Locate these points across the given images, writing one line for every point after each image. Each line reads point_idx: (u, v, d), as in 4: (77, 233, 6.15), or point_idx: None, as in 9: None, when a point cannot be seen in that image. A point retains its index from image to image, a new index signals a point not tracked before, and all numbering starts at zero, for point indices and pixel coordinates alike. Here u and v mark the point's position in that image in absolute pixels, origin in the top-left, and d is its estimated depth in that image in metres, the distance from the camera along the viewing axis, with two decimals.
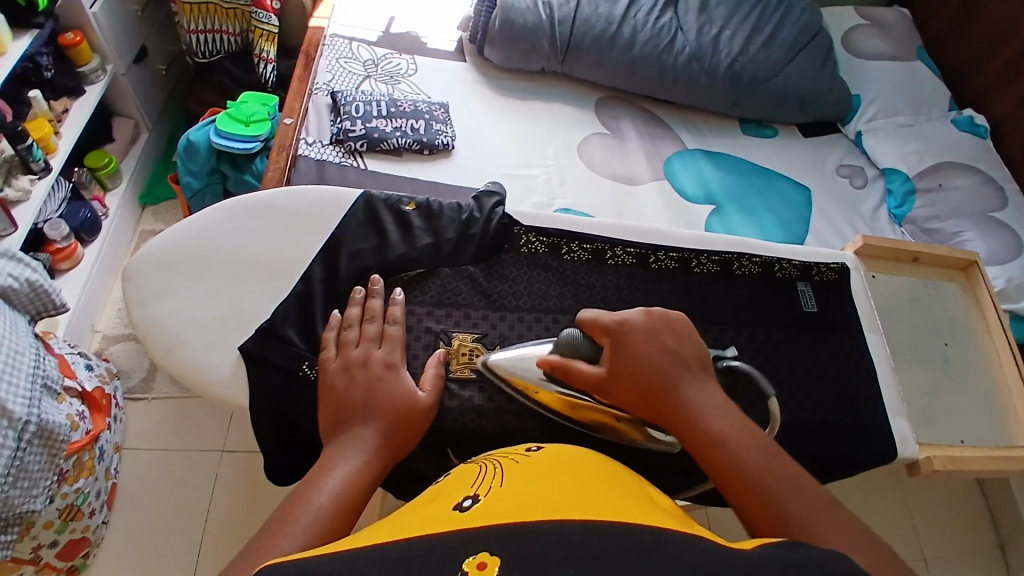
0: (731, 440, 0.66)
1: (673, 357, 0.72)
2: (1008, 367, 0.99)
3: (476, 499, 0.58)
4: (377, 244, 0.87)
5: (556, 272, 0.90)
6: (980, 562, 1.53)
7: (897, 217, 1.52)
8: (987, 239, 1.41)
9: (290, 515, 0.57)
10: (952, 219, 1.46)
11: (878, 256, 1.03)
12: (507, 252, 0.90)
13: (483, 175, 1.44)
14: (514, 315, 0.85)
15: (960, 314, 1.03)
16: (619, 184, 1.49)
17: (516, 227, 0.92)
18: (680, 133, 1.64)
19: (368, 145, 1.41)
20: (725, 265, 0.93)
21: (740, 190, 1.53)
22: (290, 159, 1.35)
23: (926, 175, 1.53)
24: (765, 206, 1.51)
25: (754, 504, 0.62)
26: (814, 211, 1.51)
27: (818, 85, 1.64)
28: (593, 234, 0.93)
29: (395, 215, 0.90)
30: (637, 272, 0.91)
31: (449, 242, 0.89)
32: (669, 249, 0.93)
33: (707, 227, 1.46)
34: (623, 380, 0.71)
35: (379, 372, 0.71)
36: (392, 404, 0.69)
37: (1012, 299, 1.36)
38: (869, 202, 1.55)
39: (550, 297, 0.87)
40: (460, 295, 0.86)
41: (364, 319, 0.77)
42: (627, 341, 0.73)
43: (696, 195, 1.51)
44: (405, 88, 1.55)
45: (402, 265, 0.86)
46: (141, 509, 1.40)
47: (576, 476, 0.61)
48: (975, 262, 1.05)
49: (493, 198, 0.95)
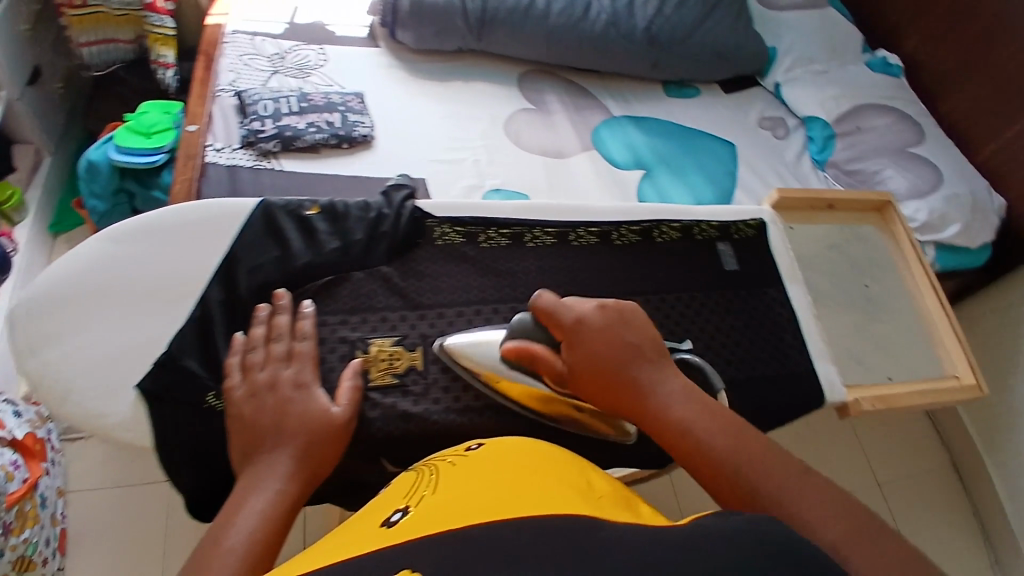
0: (696, 428, 0.65)
1: (627, 353, 0.70)
2: (932, 300, 1.03)
3: (404, 512, 0.56)
4: (280, 254, 0.82)
5: (473, 261, 0.87)
6: (932, 480, 1.61)
7: (819, 162, 1.55)
8: (906, 175, 1.44)
9: (201, 562, 0.54)
10: (871, 158, 1.49)
11: (796, 207, 1.04)
12: (421, 247, 0.87)
13: (407, 165, 1.39)
14: (433, 313, 0.83)
15: (878, 254, 1.05)
16: (548, 158, 1.48)
17: (428, 220, 0.89)
18: (604, 101, 1.63)
19: (281, 145, 1.33)
20: (645, 234, 0.93)
21: (671, 151, 1.54)
22: (198, 169, 1.28)
23: (847, 119, 1.56)
24: (693, 164, 1.53)
25: (726, 486, 0.63)
26: (740, 164, 1.54)
27: (735, 39, 1.64)
28: (510, 218, 0.91)
29: (298, 222, 0.85)
30: (557, 251, 0.90)
31: (358, 244, 0.85)
32: (588, 225, 0.93)
33: (638, 192, 1.46)
34: (582, 376, 0.70)
35: (287, 394, 0.68)
36: (304, 426, 0.66)
37: (935, 230, 1.38)
38: (791, 149, 1.58)
39: (470, 289, 0.85)
40: (375, 299, 0.82)
41: (270, 340, 0.74)
42: (584, 338, 0.71)
43: (626, 162, 1.51)
44: (316, 79, 1.48)
45: (308, 274, 0.81)
46: (101, 549, 1.34)
47: (510, 470, 0.60)
48: (889, 202, 1.08)
49: (403, 191, 0.91)
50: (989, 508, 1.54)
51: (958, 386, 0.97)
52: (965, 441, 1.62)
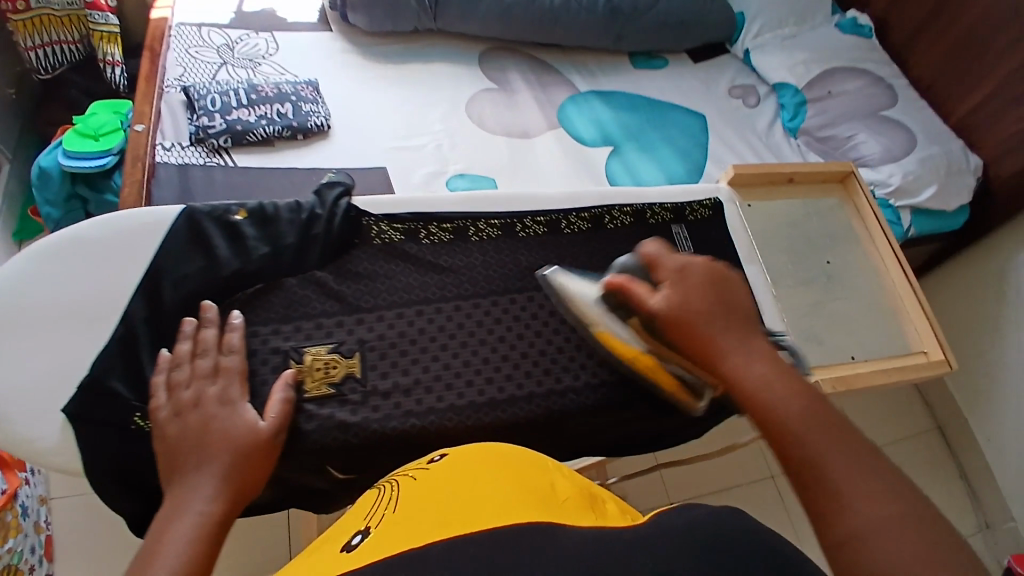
0: (774, 385, 0.58)
1: (723, 307, 0.66)
2: (898, 274, 0.99)
3: (365, 534, 0.53)
4: (209, 264, 0.78)
5: (416, 259, 0.84)
6: (919, 443, 1.60)
7: (792, 130, 1.50)
8: (879, 139, 1.39)
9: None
10: (843, 124, 1.44)
11: (754, 183, 1.01)
12: (358, 247, 0.83)
13: (366, 153, 1.34)
14: (372, 316, 0.80)
15: (840, 228, 1.02)
16: (513, 140, 1.44)
17: (364, 218, 0.85)
18: (570, 76, 1.58)
19: (232, 140, 1.29)
20: (596, 220, 0.91)
21: (637, 126, 1.50)
22: (148, 171, 1.19)
23: (814, 86, 1.50)
24: (663, 138, 1.49)
25: (786, 446, 0.54)
26: (710, 135, 1.50)
27: (699, 7, 1.59)
28: (451, 212, 0.88)
29: (224, 230, 0.81)
30: (503, 243, 0.87)
31: (290, 248, 0.81)
32: (535, 214, 0.90)
33: (606, 170, 1.43)
34: (672, 314, 0.66)
35: (209, 410, 0.65)
36: (230, 442, 0.63)
37: (910, 195, 1.33)
38: (762, 118, 1.54)
39: (413, 288, 0.82)
40: (311, 304, 0.79)
41: (195, 355, 0.70)
42: (685, 283, 0.68)
43: (594, 139, 1.47)
44: (268, 70, 1.42)
45: (237, 283, 0.78)
46: (88, 560, 1.30)
47: (472, 478, 0.57)
48: (850, 171, 1.04)
49: (337, 190, 0.85)
50: (976, 469, 1.53)
51: (924, 362, 0.94)
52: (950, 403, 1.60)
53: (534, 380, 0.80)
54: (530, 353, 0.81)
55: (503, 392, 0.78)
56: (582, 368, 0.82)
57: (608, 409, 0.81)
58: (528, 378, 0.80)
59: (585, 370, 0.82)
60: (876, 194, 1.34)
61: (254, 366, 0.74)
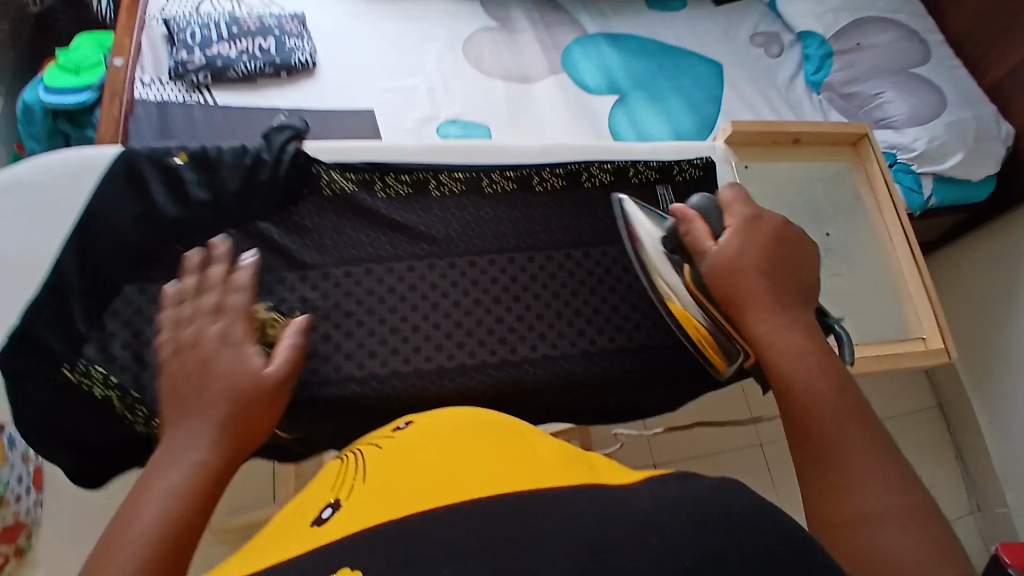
0: (803, 359, 0.50)
1: (778, 269, 0.55)
2: (902, 251, 0.88)
3: (336, 510, 0.39)
4: (139, 209, 0.61)
5: (367, 215, 0.63)
6: (921, 419, 1.47)
7: (813, 84, 1.36)
8: (907, 97, 1.26)
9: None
10: (870, 80, 1.31)
11: (755, 142, 0.87)
12: (306, 200, 0.63)
13: (353, 94, 1.26)
14: (320, 274, 0.60)
15: (846, 197, 0.91)
16: (511, 84, 1.34)
17: (313, 166, 0.63)
18: (578, 17, 1.46)
19: (212, 76, 1.22)
20: (572, 178, 0.70)
21: (648, 74, 1.38)
22: (126, 105, 1.14)
23: (844, 35, 1.37)
24: (674, 88, 1.37)
25: (803, 426, 0.47)
26: (726, 88, 1.37)
27: None
28: (409, 161, 0.66)
29: (158, 172, 0.62)
30: (467, 202, 0.66)
31: (233, 197, 0.61)
32: (503, 168, 0.68)
33: (609, 121, 1.33)
34: (728, 265, 0.55)
35: (215, 351, 0.48)
36: (228, 399, 0.46)
37: (933, 161, 1.22)
38: (785, 71, 1.39)
39: (359, 247, 0.62)
40: (237, 261, 0.60)
41: (203, 289, 0.53)
42: (753, 234, 0.57)
43: (598, 86, 1.36)
44: (253, 2, 1.33)
45: (171, 233, 0.60)
46: None
47: (455, 447, 0.43)
48: (866, 134, 0.90)
49: (284, 133, 0.64)
50: (974, 450, 1.42)
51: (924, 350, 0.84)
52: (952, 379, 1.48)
53: (548, 342, 0.63)
54: (546, 313, 0.64)
55: (497, 356, 0.61)
56: (604, 331, 0.64)
57: (611, 384, 0.63)
58: (542, 340, 0.62)
59: (608, 334, 0.64)
60: (898, 158, 1.23)
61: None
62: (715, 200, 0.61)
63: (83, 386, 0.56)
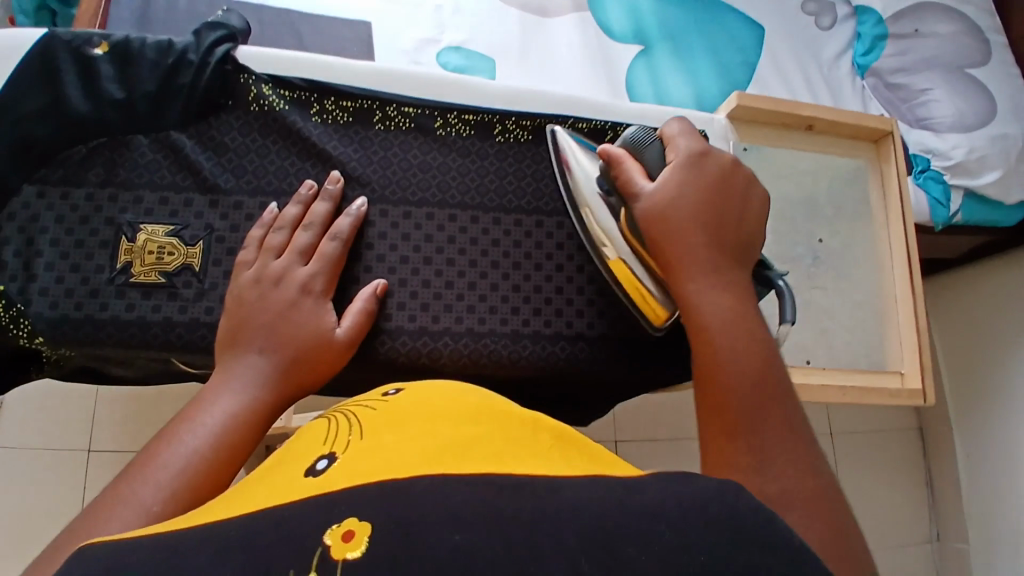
0: (733, 325, 0.42)
1: (718, 220, 0.48)
2: (901, 278, 0.79)
3: (335, 462, 0.31)
4: (45, 101, 0.53)
5: (297, 141, 0.56)
6: (897, 438, 1.41)
7: (860, 67, 1.18)
8: (955, 99, 1.12)
9: (103, 510, 0.35)
10: (922, 72, 1.16)
11: (760, 121, 0.76)
12: (230, 113, 0.56)
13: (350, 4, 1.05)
14: (231, 202, 0.54)
15: (850, 203, 0.82)
16: (526, 18, 1.12)
17: (243, 74, 0.56)
18: None
19: None
20: (539, 132, 0.61)
21: (679, 25, 1.16)
22: None
23: (903, 18, 1.19)
24: (706, 47, 1.15)
25: (720, 405, 0.39)
26: (764, 55, 1.16)
27: None
28: (356, 86, 0.58)
29: (76, 64, 0.54)
30: (414, 143, 0.58)
31: (150, 99, 0.54)
32: (463, 108, 0.60)
33: (627, 74, 1.12)
34: (662, 210, 0.48)
35: (294, 299, 0.48)
36: (293, 348, 0.46)
37: (969, 174, 1.10)
38: (831, 46, 1.18)
39: (284, 175, 0.55)
40: (154, 173, 0.54)
41: (300, 225, 0.52)
42: (696, 174, 0.49)
43: (623, 34, 1.14)
44: None
45: (74, 133, 0.54)
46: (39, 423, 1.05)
47: (454, 423, 0.33)
48: (890, 132, 0.80)
49: (217, 32, 0.57)
50: (945, 481, 1.37)
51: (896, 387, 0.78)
52: (939, 413, 1.40)
53: (475, 317, 0.56)
54: (480, 284, 0.56)
55: (416, 323, 0.54)
56: (541, 313, 0.57)
57: (542, 375, 0.56)
58: (469, 312, 0.56)
59: (546, 318, 0.57)
60: (931, 165, 1.11)
61: (79, 238, 0.53)
62: (659, 135, 0.54)
63: None
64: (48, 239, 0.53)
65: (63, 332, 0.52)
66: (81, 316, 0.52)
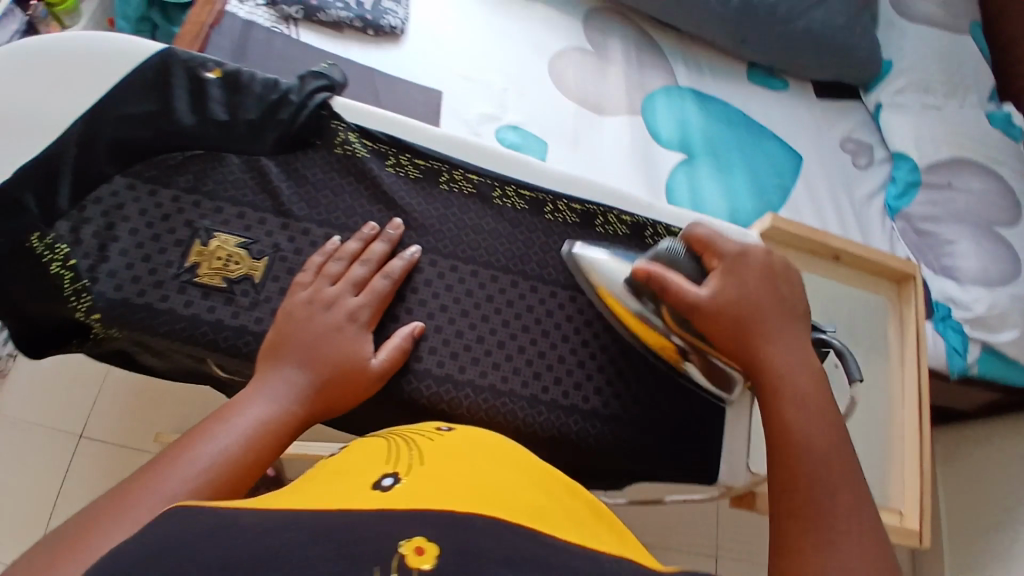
0: (806, 402, 0.51)
1: (776, 309, 0.55)
2: (909, 409, 0.81)
3: (400, 481, 0.37)
4: (159, 111, 0.60)
5: (370, 185, 0.62)
6: None
7: (891, 210, 1.23)
8: (980, 255, 1.16)
9: (135, 490, 0.39)
10: (950, 224, 1.19)
11: (791, 244, 0.82)
12: (316, 151, 0.62)
13: (426, 73, 1.15)
14: (300, 227, 0.59)
15: (868, 334, 0.84)
16: (584, 111, 1.20)
17: (335, 120, 0.63)
18: (674, 65, 1.30)
19: (304, 12, 1.09)
20: (587, 218, 0.66)
21: (725, 142, 1.24)
22: (214, 15, 1.03)
23: (939, 169, 1.22)
24: (746, 167, 1.22)
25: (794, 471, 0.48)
26: (800, 182, 1.23)
27: (848, 36, 1.27)
28: (431, 148, 0.65)
29: (192, 84, 0.62)
30: (472, 207, 0.63)
31: (249, 125, 0.61)
32: (522, 184, 0.66)
33: (670, 178, 1.19)
34: (722, 311, 0.54)
35: (339, 325, 0.52)
36: (330, 369, 0.50)
37: (987, 329, 1.12)
38: (865, 185, 1.25)
39: (352, 214, 0.61)
40: (238, 191, 0.60)
41: (358, 259, 0.56)
42: (742, 274, 0.57)
43: (671, 140, 1.22)
44: None
45: (174, 141, 0.60)
46: (38, 405, 1.09)
47: (496, 468, 0.40)
48: (913, 276, 0.85)
49: (320, 81, 0.65)
50: None
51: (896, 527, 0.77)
52: (934, 567, 1.35)
53: (499, 374, 0.58)
54: (509, 345, 0.59)
55: (442, 370, 0.57)
56: (561, 382, 0.59)
57: (551, 443, 0.58)
58: (493, 369, 0.58)
59: (564, 389, 0.59)
60: (951, 313, 1.14)
61: (157, 233, 0.58)
62: (690, 239, 0.58)
63: (43, 257, 0.56)
64: (128, 228, 0.58)
65: (119, 314, 0.55)
66: (140, 303, 0.56)
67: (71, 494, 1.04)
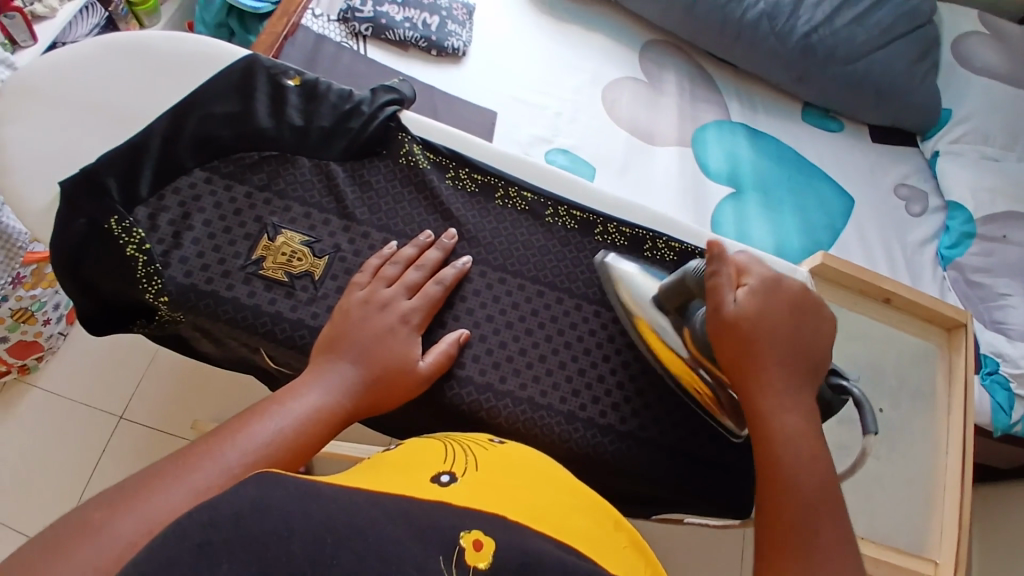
0: (802, 447, 0.48)
1: (797, 343, 0.52)
2: (952, 463, 0.79)
3: (456, 480, 0.40)
4: (242, 112, 0.65)
5: (429, 195, 0.64)
6: None
7: (942, 259, 1.20)
8: None
9: (193, 459, 0.41)
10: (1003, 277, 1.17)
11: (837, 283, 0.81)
12: (381, 159, 0.66)
13: (482, 93, 1.18)
14: (361, 230, 0.62)
15: (915, 381, 0.82)
16: (635, 139, 1.22)
17: (401, 132, 0.67)
18: (728, 100, 1.31)
19: (373, 30, 1.15)
20: (635, 242, 0.67)
21: (775, 179, 1.23)
22: (289, 27, 1.09)
23: (995, 220, 1.19)
24: (795, 205, 1.21)
25: (785, 523, 0.45)
26: (849, 224, 1.21)
27: (908, 82, 1.25)
28: (488, 164, 0.67)
29: (274, 90, 0.66)
30: (524, 223, 0.65)
31: (321, 131, 0.65)
32: (574, 205, 0.67)
33: (716, 210, 1.18)
34: (746, 331, 0.52)
35: (391, 326, 0.54)
36: (380, 368, 0.52)
37: None
38: (917, 231, 1.22)
39: (409, 221, 0.63)
40: (306, 192, 0.63)
41: (413, 264, 0.59)
42: (773, 299, 0.54)
43: (720, 173, 1.22)
44: None
45: (252, 141, 0.64)
46: (86, 385, 1.14)
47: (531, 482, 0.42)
48: (964, 325, 0.82)
49: (391, 94, 0.68)
50: None
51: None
52: None
53: (538, 387, 0.59)
54: (549, 359, 0.60)
55: (483, 378, 0.58)
56: (598, 402, 0.60)
57: (584, 460, 0.59)
58: (533, 382, 0.59)
59: (601, 409, 0.60)
60: (999, 368, 1.10)
61: (229, 226, 0.61)
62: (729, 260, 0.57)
63: (120, 239, 0.59)
64: (202, 218, 0.61)
65: (187, 299, 0.59)
66: (207, 290, 0.59)
67: (107, 472, 1.08)
